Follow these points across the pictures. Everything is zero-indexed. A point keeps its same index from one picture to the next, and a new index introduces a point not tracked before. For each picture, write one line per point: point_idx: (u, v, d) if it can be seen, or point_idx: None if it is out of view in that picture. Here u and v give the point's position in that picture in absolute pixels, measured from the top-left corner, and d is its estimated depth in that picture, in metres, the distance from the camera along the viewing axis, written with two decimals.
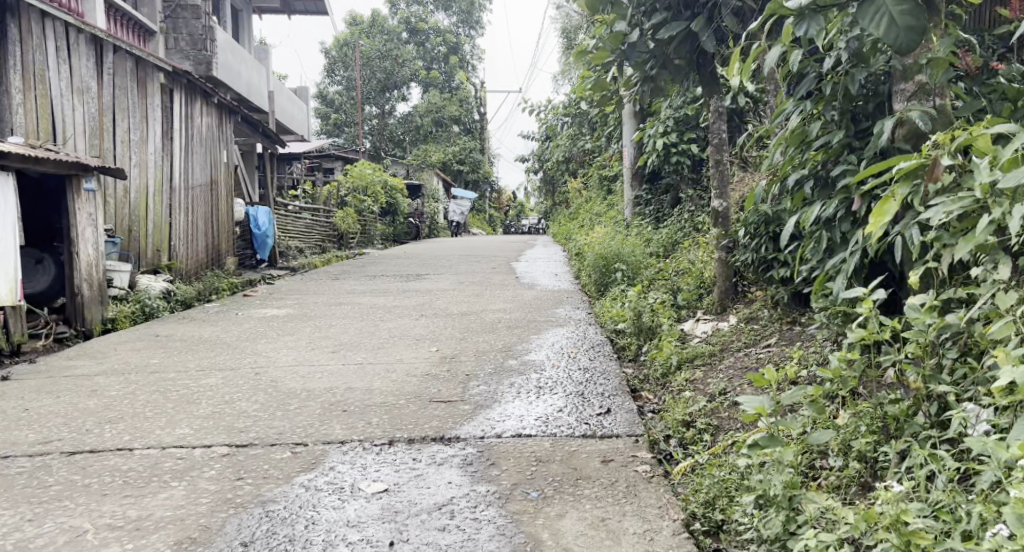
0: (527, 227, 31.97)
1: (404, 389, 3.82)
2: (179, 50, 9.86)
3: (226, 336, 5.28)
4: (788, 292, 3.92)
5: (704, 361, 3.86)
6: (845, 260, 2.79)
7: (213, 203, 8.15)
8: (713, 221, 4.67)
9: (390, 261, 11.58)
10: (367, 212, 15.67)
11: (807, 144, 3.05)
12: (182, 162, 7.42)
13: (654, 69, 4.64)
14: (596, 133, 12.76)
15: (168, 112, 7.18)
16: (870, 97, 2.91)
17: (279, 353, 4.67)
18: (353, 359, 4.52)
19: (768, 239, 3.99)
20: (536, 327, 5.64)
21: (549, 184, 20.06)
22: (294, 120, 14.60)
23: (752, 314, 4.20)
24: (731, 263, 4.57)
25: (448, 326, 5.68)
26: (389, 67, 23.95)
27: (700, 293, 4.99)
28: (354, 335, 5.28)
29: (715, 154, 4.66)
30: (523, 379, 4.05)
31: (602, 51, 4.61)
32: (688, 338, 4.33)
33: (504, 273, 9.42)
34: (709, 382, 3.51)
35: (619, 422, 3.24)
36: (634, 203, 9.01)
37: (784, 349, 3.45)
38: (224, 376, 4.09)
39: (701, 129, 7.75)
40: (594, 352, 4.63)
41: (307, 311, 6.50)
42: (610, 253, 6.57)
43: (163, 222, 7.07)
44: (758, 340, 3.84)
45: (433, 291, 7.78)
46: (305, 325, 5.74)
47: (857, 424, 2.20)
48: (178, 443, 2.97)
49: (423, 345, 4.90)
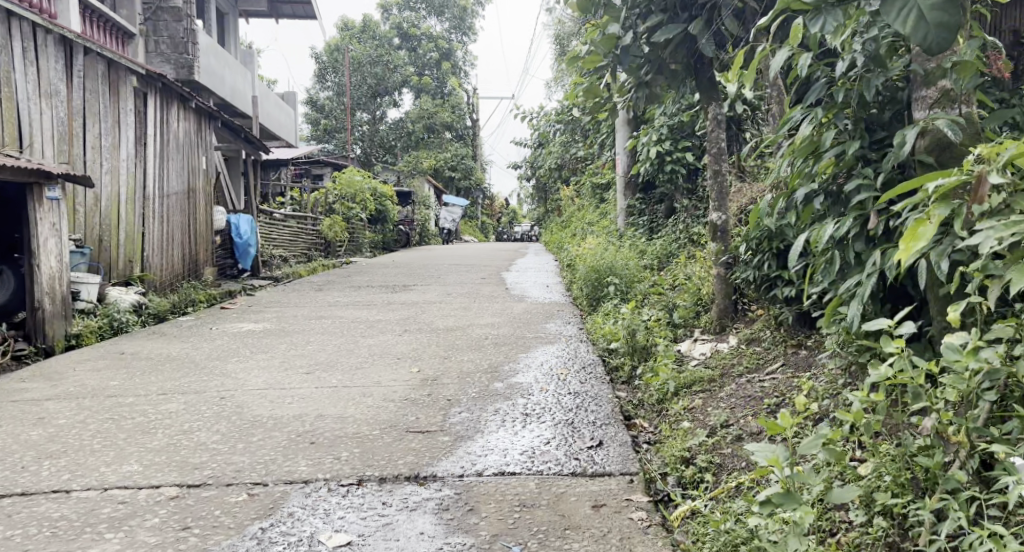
0: (520, 234, 31.73)
1: (379, 418, 3.54)
2: (159, 53, 9.58)
3: (196, 354, 4.98)
4: (794, 312, 3.66)
5: (703, 387, 3.59)
6: (860, 283, 2.53)
7: (190, 212, 7.85)
8: (711, 235, 4.41)
9: (377, 271, 11.29)
10: (355, 220, 15.37)
11: (817, 155, 2.78)
12: (156, 169, 7.12)
13: (649, 74, 4.37)
14: (588, 140, 12.52)
15: (142, 117, 6.88)
16: (886, 104, 2.64)
17: (249, 375, 4.37)
18: (328, 381, 4.23)
19: (771, 256, 3.73)
20: (525, 344, 5.36)
21: (542, 192, 19.84)
22: (281, 126, 14.31)
23: (754, 335, 3.94)
24: (731, 280, 4.32)
25: (432, 343, 5.40)
26: (380, 73, 23.72)
27: (697, 310, 4.72)
28: (331, 354, 4.99)
29: (713, 164, 4.41)
30: (508, 405, 3.77)
31: (594, 55, 4.35)
32: (686, 360, 4.07)
33: (493, 284, 9.15)
34: (708, 413, 3.24)
35: (612, 457, 2.97)
36: (628, 213, 8.76)
37: (792, 377, 3.19)
38: (186, 401, 3.80)
39: (697, 137, 7.50)
40: (585, 374, 4.35)
41: (285, 325, 6.21)
42: (603, 265, 6.30)
43: (136, 232, 6.78)
44: (761, 365, 3.58)
45: (419, 304, 7.49)
46: (282, 342, 5.45)
47: (881, 475, 1.93)
48: (123, 483, 2.69)
49: (404, 365, 4.62)
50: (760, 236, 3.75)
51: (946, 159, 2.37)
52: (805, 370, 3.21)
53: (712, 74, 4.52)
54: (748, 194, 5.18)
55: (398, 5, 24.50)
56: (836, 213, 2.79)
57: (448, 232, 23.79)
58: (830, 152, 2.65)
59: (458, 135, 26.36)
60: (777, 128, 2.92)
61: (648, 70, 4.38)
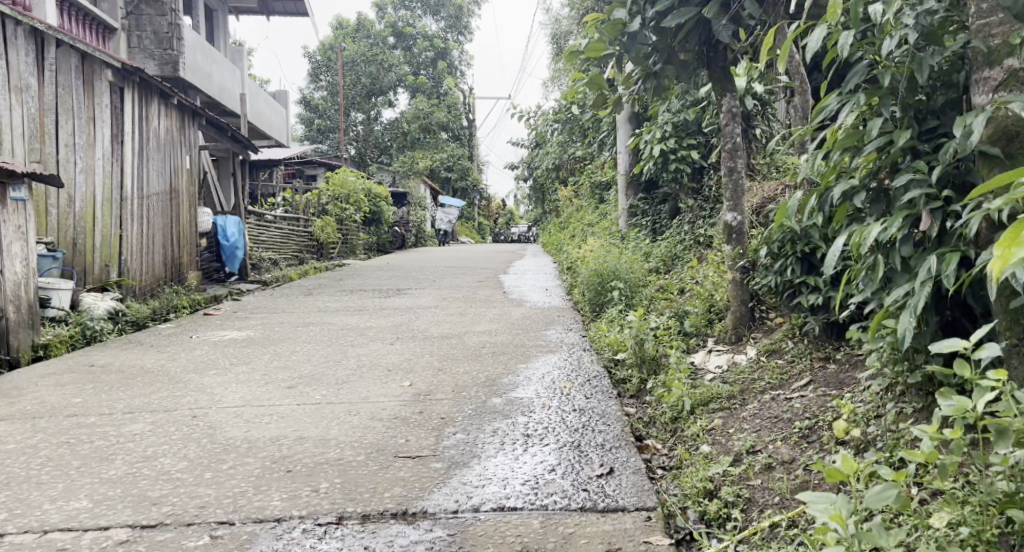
0: (518, 235, 31.43)
1: (364, 441, 3.19)
2: (142, 49, 9.24)
3: (170, 367, 4.62)
4: (820, 321, 3.33)
5: (723, 407, 3.25)
6: (911, 294, 2.20)
7: (172, 213, 7.50)
8: (727, 237, 4.08)
9: (370, 274, 10.92)
10: (348, 221, 15.02)
11: (858, 148, 2.45)
12: (135, 168, 6.78)
13: (658, 64, 4.09)
14: (586, 140, 12.21)
15: (119, 114, 6.54)
16: (940, 86, 2.31)
17: (225, 390, 4.03)
18: (311, 397, 3.89)
19: (795, 260, 3.41)
20: (524, 353, 5.03)
21: (539, 193, 19.51)
22: (272, 125, 13.96)
23: (776, 346, 3.60)
24: (748, 286, 3.98)
25: (425, 353, 5.05)
26: (374, 72, 23.41)
27: (710, 318, 4.39)
28: (317, 366, 4.64)
29: (728, 160, 4.09)
30: (507, 424, 3.43)
31: (599, 44, 4.04)
32: (701, 374, 3.72)
33: (490, 288, 8.82)
34: (732, 436, 2.90)
35: (625, 488, 2.64)
36: (630, 213, 8.44)
37: (826, 396, 2.85)
38: (153, 421, 3.46)
39: (703, 135, 7.18)
40: (590, 389, 4.01)
41: (270, 334, 5.87)
42: (607, 269, 5.96)
43: (113, 235, 6.43)
44: (787, 381, 3.25)
45: (413, 309, 7.16)
46: (264, 353, 5.10)
47: (961, 527, 1.64)
48: (67, 525, 2.37)
49: (394, 379, 4.27)
50: (786, 238, 3.44)
51: (1015, 148, 2.05)
52: (841, 389, 2.88)
53: (725, 63, 4.20)
54: (763, 194, 4.87)
55: (393, 4, 24.23)
56: (877, 213, 2.46)
57: (445, 233, 23.41)
58: (874, 144, 2.32)
59: (455, 136, 26.01)
60: (810, 116, 2.59)
61: (657, 60, 4.09)
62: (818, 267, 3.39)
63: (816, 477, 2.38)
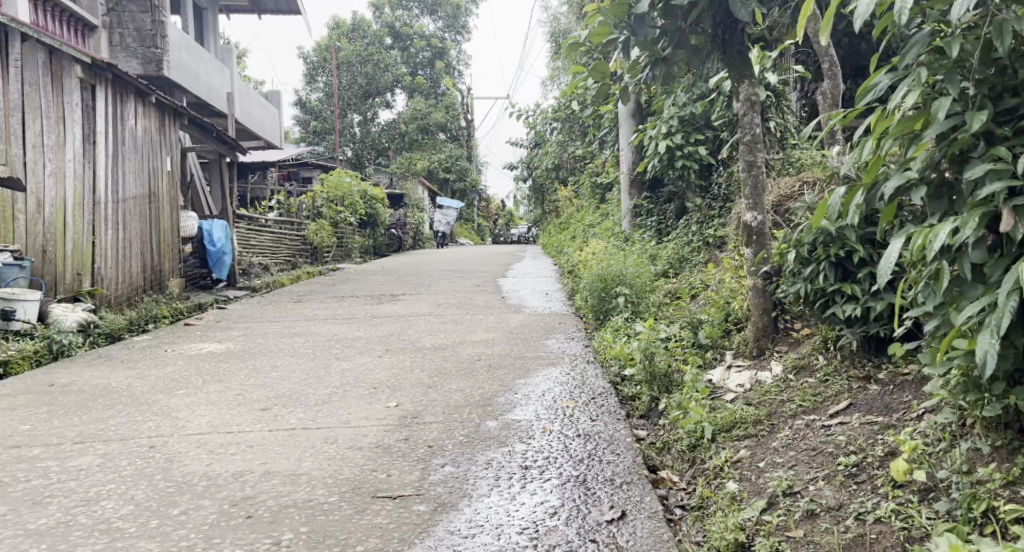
0: (518, 235, 31.05)
1: (340, 477, 2.80)
2: (124, 47, 8.86)
3: (135, 385, 4.22)
4: (858, 335, 2.93)
5: (751, 435, 2.85)
6: (989, 310, 1.82)
7: (152, 218, 7.07)
8: (746, 239, 3.69)
9: (364, 279, 10.52)
10: (344, 224, 14.60)
11: (916, 135, 2.06)
12: (110, 171, 6.34)
13: (667, 48, 3.74)
14: (587, 139, 11.81)
15: (91, 114, 6.10)
16: (1022, 58, 1.93)
17: (193, 413, 3.63)
18: (286, 422, 3.49)
19: (828, 265, 3.00)
20: (523, 365, 4.65)
21: (539, 194, 19.16)
22: (263, 125, 13.56)
23: (805, 362, 3.21)
24: (771, 295, 3.59)
25: (415, 367, 4.67)
26: (370, 72, 23.07)
27: (727, 329, 4.00)
28: (296, 384, 4.25)
29: (747, 154, 3.71)
30: (503, 454, 3.03)
31: (604, 26, 3.67)
32: (722, 394, 3.33)
33: (488, 293, 8.42)
34: (764, 473, 2.51)
35: (639, 537, 2.26)
36: (634, 213, 8.04)
37: (874, 423, 2.46)
38: (104, 453, 3.06)
39: (711, 130, 6.80)
40: (596, 409, 3.62)
41: (250, 346, 5.48)
42: (610, 273, 5.56)
43: (85, 241, 5.98)
44: (822, 404, 2.85)
45: (405, 317, 6.76)
46: (242, 368, 4.71)
47: None
48: None
49: (380, 399, 3.88)
50: (818, 240, 3.03)
51: None
52: (889, 416, 2.49)
53: (741, 46, 3.85)
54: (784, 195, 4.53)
55: (390, 3, 23.86)
56: (940, 210, 2.08)
57: (443, 235, 22.99)
58: (938, 127, 1.95)
59: (453, 136, 25.62)
60: (856, 99, 2.22)
61: (666, 44, 3.73)
62: (854, 273, 2.99)
63: (874, 530, 1.97)
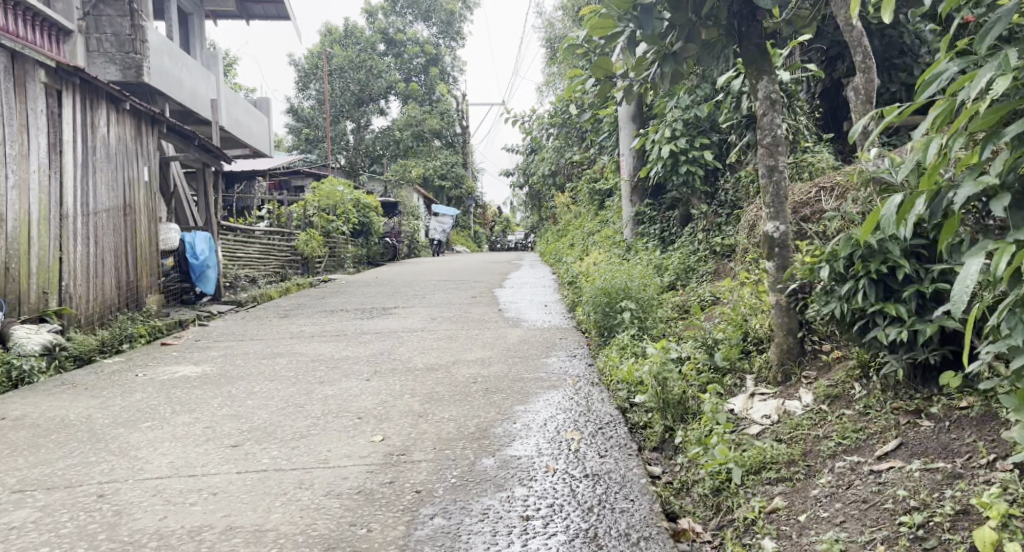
0: (517, 242, 30.70)
1: (313, 534, 2.45)
2: (102, 52, 8.50)
3: (95, 417, 3.83)
4: (904, 362, 2.58)
5: (784, 479, 2.49)
6: None
7: (127, 232, 6.70)
8: (768, 252, 3.34)
9: (356, 291, 10.15)
10: (336, 233, 14.22)
11: (997, 133, 1.72)
12: (79, 182, 5.96)
13: (677, 43, 3.40)
14: (585, 143, 11.45)
15: (58, 121, 5.72)
16: None
17: (152, 451, 3.24)
18: (257, 462, 3.11)
19: (867, 282, 2.64)
20: (523, 388, 4.28)
21: (536, 200, 18.82)
22: (251, 133, 13.18)
23: (839, 391, 2.85)
24: (797, 313, 3.24)
25: (405, 392, 4.30)
26: (363, 78, 22.73)
27: (746, 349, 3.64)
28: (273, 415, 3.86)
29: (766, 158, 3.36)
30: (501, 501, 2.67)
31: (606, 18, 3.31)
32: (745, 426, 2.97)
33: (485, 305, 8.05)
34: (807, 530, 2.15)
35: None
36: (636, 221, 7.68)
37: (936, 471, 2.14)
38: (44, 505, 2.69)
39: (717, 134, 6.45)
40: (605, 442, 3.27)
41: (229, 369, 5.09)
42: (614, 286, 5.19)
43: (51, 257, 5.59)
44: (864, 440, 2.49)
45: (397, 334, 6.39)
46: (216, 396, 4.31)
47: None
48: None
49: (363, 432, 3.51)
50: (855, 254, 2.67)
51: None
52: (951, 462, 2.17)
53: (759, 38, 3.50)
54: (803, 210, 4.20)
55: (384, 10, 23.54)
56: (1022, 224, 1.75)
57: (439, 243, 22.56)
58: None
59: (448, 143, 25.26)
60: (916, 92, 1.89)
61: (675, 37, 3.38)
62: (897, 292, 2.64)
63: None
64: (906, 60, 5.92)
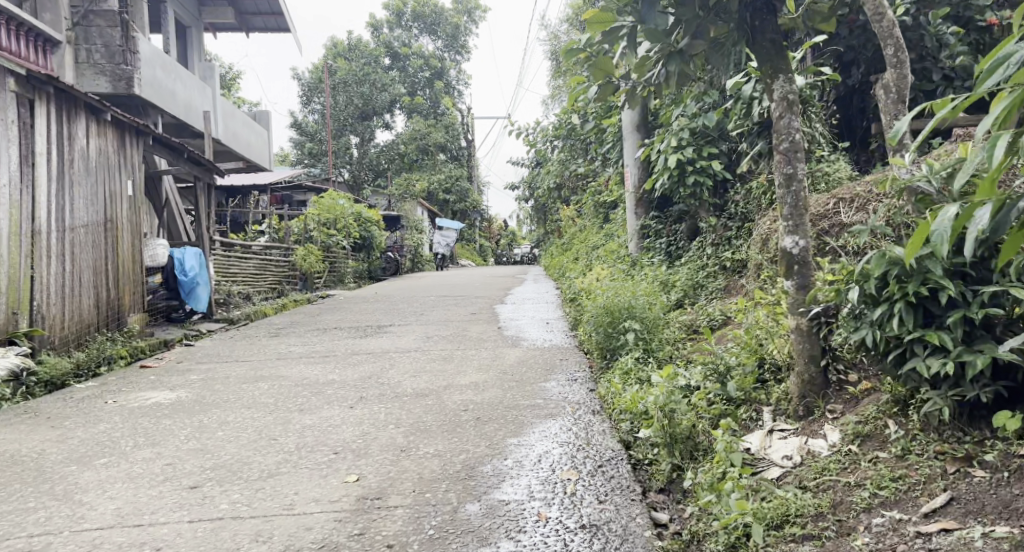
0: (523, 257, 30.38)
1: None
2: (92, 64, 8.19)
3: (47, 453, 3.49)
4: (948, 399, 2.25)
5: (811, 537, 2.16)
6: None
7: (108, 248, 6.39)
8: (787, 270, 2.99)
9: (353, 308, 9.82)
10: (336, 248, 13.91)
11: None
12: (53, 196, 5.66)
13: (683, 39, 3.09)
14: (590, 156, 11.11)
15: (30, 132, 5.44)
16: None
17: (100, 495, 2.90)
18: (214, 509, 2.77)
19: (905, 305, 2.30)
20: (518, 417, 3.93)
21: (540, 214, 18.54)
22: (251, 147, 12.94)
23: (869, 429, 2.51)
24: (821, 338, 2.89)
25: (389, 422, 3.95)
26: (367, 92, 22.35)
27: (762, 378, 3.28)
28: (242, 449, 3.51)
29: (783, 166, 3.04)
30: None
31: (605, 12, 3.03)
32: (763, 470, 2.62)
33: (484, 323, 7.69)
34: None
35: None
36: (641, 235, 7.36)
37: (1002, 540, 1.90)
38: None
39: (727, 142, 6.09)
40: (605, 483, 2.93)
41: (206, 395, 4.75)
42: (618, 305, 4.84)
43: (22, 275, 5.28)
44: (906, 490, 2.18)
45: (388, 355, 6.04)
46: (185, 426, 3.97)
47: None
48: None
49: (336, 471, 3.16)
50: (890, 273, 2.33)
51: None
52: (1017, 526, 1.93)
53: (775, 33, 3.12)
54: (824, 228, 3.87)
55: (389, 23, 23.46)
56: None
57: (442, 257, 22.13)
58: None
59: (453, 156, 24.99)
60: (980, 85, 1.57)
61: (681, 34, 3.08)
62: (939, 316, 2.30)
63: None
64: (927, 63, 5.56)
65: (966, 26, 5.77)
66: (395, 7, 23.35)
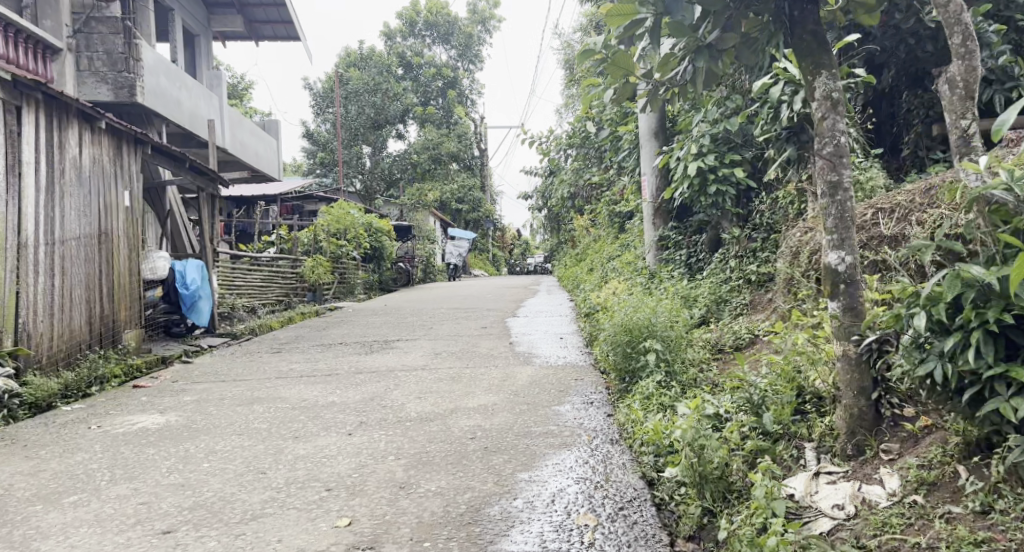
0: (537, 267, 30.00)
1: None
2: (93, 72, 7.96)
3: (14, 489, 3.20)
4: None
5: None
6: None
7: (103, 262, 6.11)
8: (832, 289, 2.64)
9: (360, 321, 9.51)
10: (346, 259, 13.64)
11: None
12: (42, 208, 5.41)
13: (713, 32, 2.77)
14: (606, 164, 10.78)
15: (17, 141, 5.19)
16: None
17: (61, 543, 2.65)
18: None
19: (983, 334, 2.06)
20: (530, 447, 3.59)
21: (553, 224, 18.18)
22: (258, 157, 12.69)
23: (936, 476, 2.23)
24: (873, 369, 2.57)
25: (388, 452, 3.62)
26: (379, 102, 22.16)
27: (801, 410, 2.94)
28: (226, 485, 3.20)
29: (827, 173, 2.69)
30: None
31: (624, 4, 2.72)
32: (811, 521, 2.29)
33: (495, 338, 7.35)
34: None
35: None
36: (659, 246, 7.01)
37: None
38: None
39: (751, 149, 5.73)
40: (627, 531, 2.61)
41: (196, 419, 4.45)
42: (638, 323, 4.49)
43: (8, 291, 5.02)
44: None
45: (392, 373, 5.72)
46: (169, 457, 3.66)
47: None
48: None
49: (326, 512, 2.85)
50: (965, 298, 2.10)
51: None
52: None
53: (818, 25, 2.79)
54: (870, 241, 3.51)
55: (401, 33, 23.30)
56: None
57: (455, 267, 21.80)
58: None
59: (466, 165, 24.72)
60: None
61: (710, 27, 2.76)
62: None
63: None
64: None
65: (1008, 24, 5.40)
66: (407, 16, 23.13)
